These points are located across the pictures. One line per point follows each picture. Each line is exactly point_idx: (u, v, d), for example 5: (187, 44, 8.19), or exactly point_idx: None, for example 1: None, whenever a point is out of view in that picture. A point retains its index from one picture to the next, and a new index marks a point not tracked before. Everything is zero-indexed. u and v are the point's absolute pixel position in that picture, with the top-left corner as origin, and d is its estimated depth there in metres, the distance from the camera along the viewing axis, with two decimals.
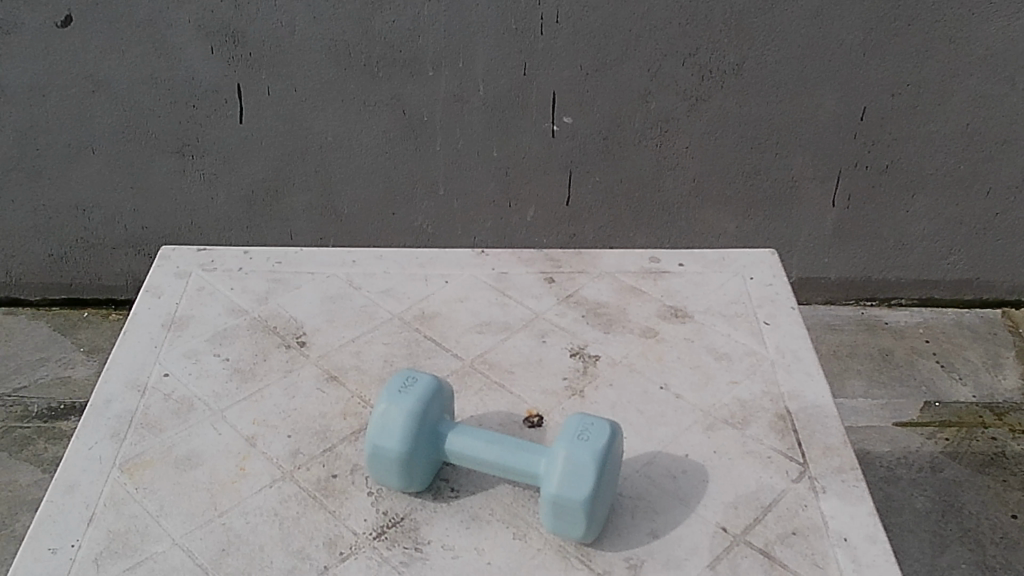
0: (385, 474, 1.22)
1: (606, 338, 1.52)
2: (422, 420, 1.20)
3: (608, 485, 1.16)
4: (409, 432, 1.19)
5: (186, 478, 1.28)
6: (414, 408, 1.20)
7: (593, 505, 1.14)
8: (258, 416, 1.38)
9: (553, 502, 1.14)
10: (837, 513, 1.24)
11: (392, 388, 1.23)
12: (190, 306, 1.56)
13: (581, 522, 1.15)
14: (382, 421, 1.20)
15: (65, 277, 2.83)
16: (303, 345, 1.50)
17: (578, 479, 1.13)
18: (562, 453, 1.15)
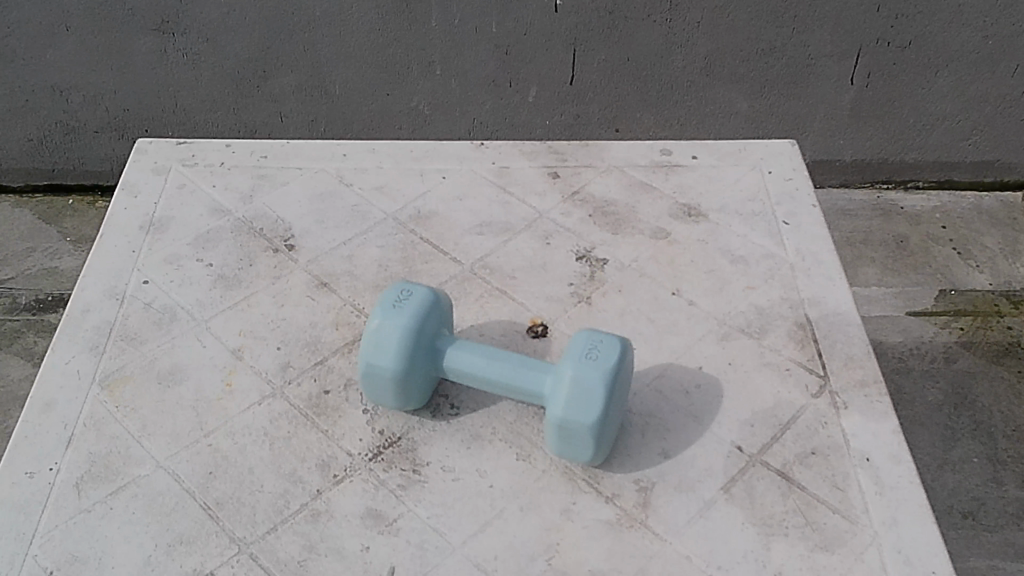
0: (380, 393, 1.14)
1: (614, 240, 1.42)
2: (418, 337, 1.12)
3: (618, 406, 1.09)
4: (405, 351, 1.11)
5: (170, 395, 1.21)
6: (410, 324, 1.11)
7: (602, 428, 1.07)
8: (245, 327, 1.29)
9: (559, 425, 1.07)
10: (859, 431, 1.17)
11: (385, 302, 1.14)
12: (169, 206, 1.46)
13: (589, 446, 1.08)
14: (375, 339, 1.12)
15: (47, 162, 2.71)
16: (291, 248, 1.40)
17: (586, 403, 1.06)
18: (569, 373, 1.07)
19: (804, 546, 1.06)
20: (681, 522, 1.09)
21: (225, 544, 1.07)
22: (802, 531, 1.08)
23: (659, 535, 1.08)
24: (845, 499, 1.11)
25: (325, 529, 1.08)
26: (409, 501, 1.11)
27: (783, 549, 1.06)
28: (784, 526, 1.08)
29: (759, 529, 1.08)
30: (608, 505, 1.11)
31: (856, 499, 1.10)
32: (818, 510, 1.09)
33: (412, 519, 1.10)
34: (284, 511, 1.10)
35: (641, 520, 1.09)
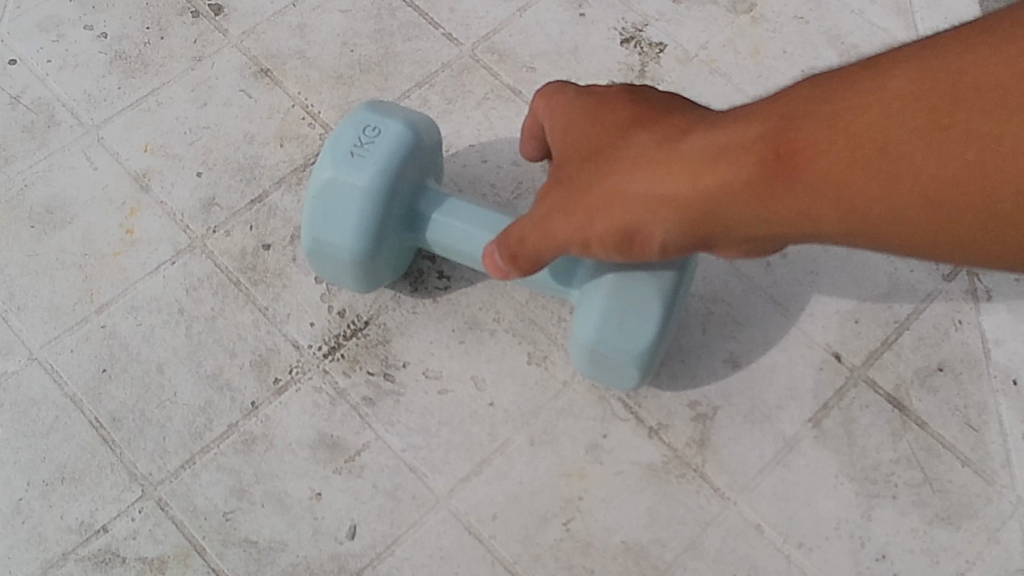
0: (333, 270, 0.79)
1: (677, 11, 0.99)
2: (388, 201, 0.74)
3: (676, 318, 0.74)
4: (368, 224, 0.74)
5: (47, 247, 0.87)
6: (375, 186, 0.73)
7: (652, 356, 0.73)
8: (152, 139, 0.92)
9: (591, 349, 0.73)
10: (1007, 337, 0.84)
11: (337, 140, 0.74)
12: None
13: (632, 376, 0.74)
14: (324, 205, 0.74)
15: None
16: (217, 9, 0.98)
17: (635, 327, 0.71)
18: (608, 277, 0.71)
19: (919, 515, 0.77)
20: (751, 472, 0.79)
21: (123, 484, 0.78)
22: (918, 494, 0.78)
23: (719, 492, 0.78)
24: (978, 445, 0.80)
25: (261, 465, 0.79)
26: (378, 425, 0.81)
27: (889, 520, 0.77)
28: (892, 483, 0.78)
29: (857, 486, 0.78)
30: (652, 440, 0.80)
31: (994, 446, 0.79)
32: (940, 461, 0.79)
33: (381, 453, 0.80)
34: (205, 434, 0.80)
35: (696, 466, 0.79)
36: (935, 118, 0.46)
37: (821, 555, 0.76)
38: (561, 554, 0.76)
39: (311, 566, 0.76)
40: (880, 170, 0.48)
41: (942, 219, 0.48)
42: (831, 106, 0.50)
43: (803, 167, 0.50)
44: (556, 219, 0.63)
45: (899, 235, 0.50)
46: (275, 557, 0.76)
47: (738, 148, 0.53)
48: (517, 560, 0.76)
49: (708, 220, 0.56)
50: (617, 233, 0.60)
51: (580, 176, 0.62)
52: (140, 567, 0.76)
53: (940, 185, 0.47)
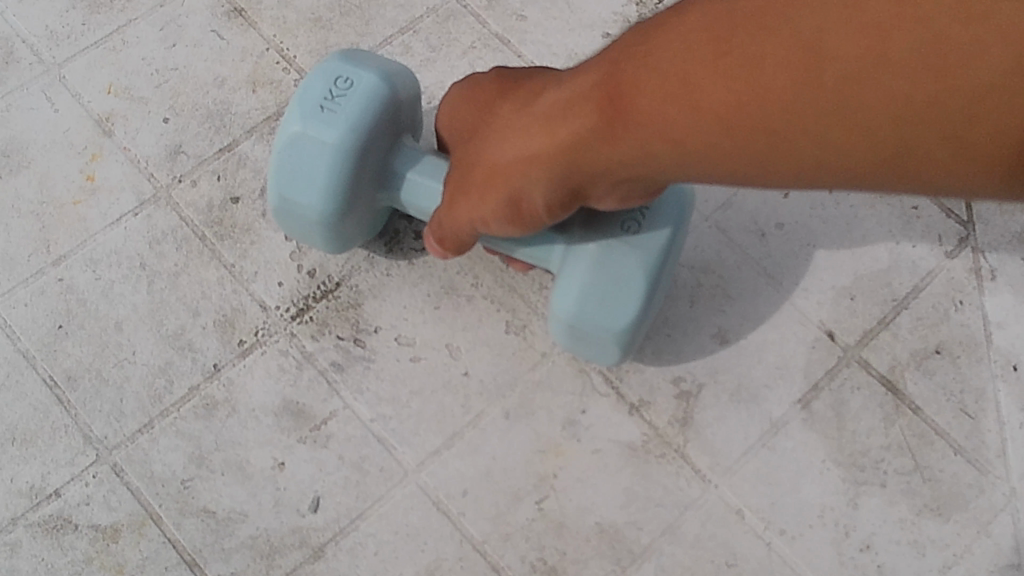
0: (300, 232, 0.74)
1: None
2: (361, 158, 0.69)
3: (662, 291, 0.69)
4: (339, 183, 0.69)
5: (3, 194, 0.82)
6: (345, 143, 0.67)
7: (636, 331, 0.68)
8: (116, 79, 0.87)
9: (570, 323, 0.68)
10: (1010, 320, 0.79)
11: (307, 92, 0.69)
12: None
13: (614, 352, 0.69)
14: (291, 163, 0.69)
15: None
16: None
17: (617, 298, 0.66)
18: (591, 245, 0.67)
19: (908, 505, 0.74)
20: (735, 454, 0.75)
21: (77, 447, 0.75)
22: (907, 482, 0.75)
23: (701, 474, 0.75)
24: (974, 433, 0.76)
25: (222, 431, 0.75)
26: (346, 392, 0.77)
27: (876, 509, 0.74)
28: (881, 470, 0.75)
29: (845, 472, 0.75)
30: (633, 417, 0.77)
31: (989, 434, 0.76)
32: (933, 448, 0.76)
33: (348, 422, 0.76)
34: (164, 397, 0.76)
35: (677, 446, 0.76)
36: (744, 35, 0.46)
37: (803, 544, 0.73)
38: (533, 534, 0.73)
39: (271, 539, 0.73)
40: (707, 94, 0.47)
41: (785, 130, 0.46)
42: (648, 41, 0.50)
43: (634, 100, 0.50)
44: (457, 201, 0.63)
45: (759, 156, 0.48)
46: (234, 528, 0.73)
47: (579, 94, 0.53)
48: (486, 539, 0.73)
49: (577, 174, 0.55)
50: (505, 204, 0.59)
51: (466, 158, 0.63)
52: (92, 535, 0.73)
53: (770, 96, 0.45)
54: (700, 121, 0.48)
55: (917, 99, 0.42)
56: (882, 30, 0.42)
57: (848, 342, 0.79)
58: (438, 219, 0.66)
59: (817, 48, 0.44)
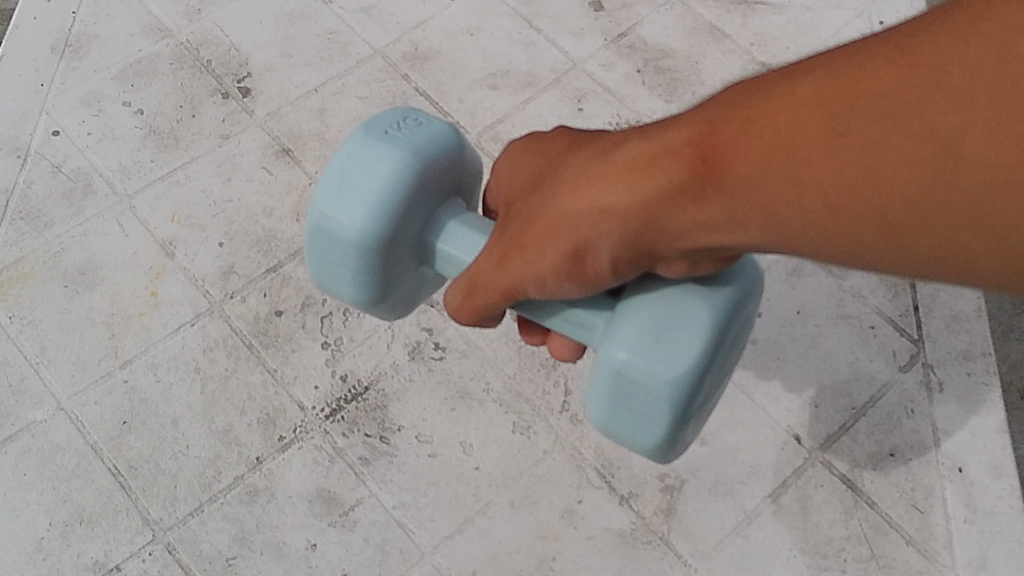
0: (326, 271, 0.57)
1: (667, 110, 1.08)
2: (414, 199, 0.54)
3: (724, 371, 0.49)
4: (389, 222, 0.53)
5: (79, 306, 0.95)
6: (414, 173, 0.53)
7: (690, 406, 0.47)
8: (180, 209, 1.00)
9: (614, 374, 0.47)
10: (955, 427, 0.90)
11: (369, 123, 0.55)
12: (92, 18, 1.12)
13: (658, 429, 0.48)
14: (337, 183, 0.53)
15: None
16: (245, 92, 1.07)
17: (673, 346, 0.46)
18: (646, 299, 0.48)
19: None
20: (712, 542, 0.86)
21: (136, 527, 0.86)
22: (864, 569, 0.85)
23: (682, 559, 0.85)
24: (923, 525, 0.86)
25: (263, 514, 0.86)
26: (372, 482, 0.88)
27: None
28: (841, 557, 0.85)
29: (810, 559, 0.85)
30: (623, 508, 0.87)
31: (937, 527, 0.86)
32: (887, 538, 0.86)
33: (374, 509, 0.87)
34: (213, 484, 0.87)
35: (661, 534, 0.86)
36: (865, 117, 0.35)
37: None
38: None
39: None
40: (808, 165, 0.36)
41: (899, 221, 0.35)
42: (749, 102, 0.39)
43: (717, 168, 0.39)
44: (497, 259, 0.50)
45: (858, 242, 0.37)
46: None
47: (653, 149, 0.42)
48: None
49: (641, 242, 0.44)
50: (550, 275, 0.47)
51: (515, 206, 0.51)
52: None
53: (875, 173, 0.35)
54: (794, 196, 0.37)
55: None
56: None
57: (812, 445, 0.90)
58: (472, 277, 0.51)
59: (948, 142, 0.33)
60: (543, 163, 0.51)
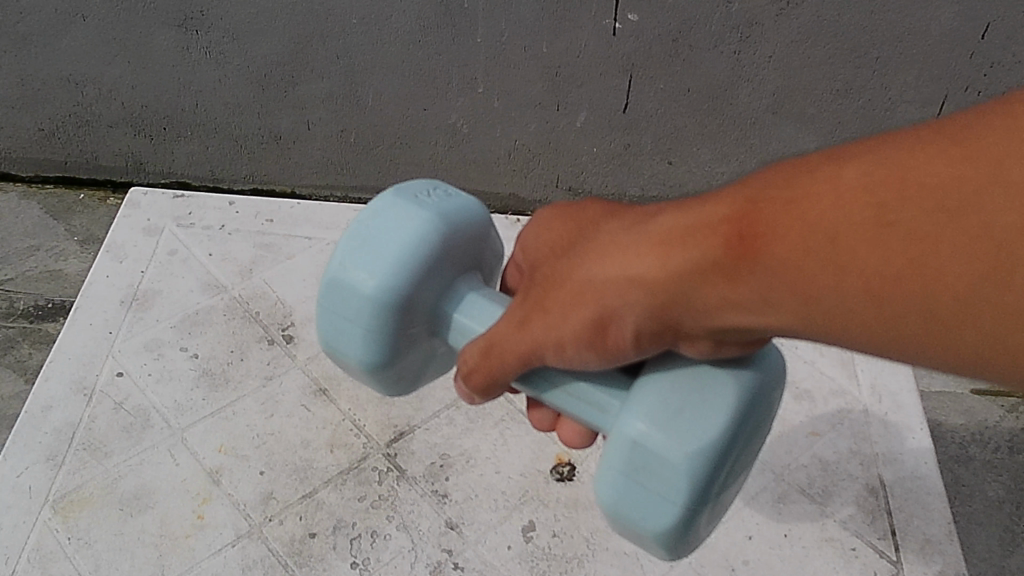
0: (345, 322, 0.70)
1: None
2: (438, 253, 0.68)
3: (738, 464, 0.57)
4: (416, 266, 0.67)
5: (131, 528, 1.04)
6: (438, 229, 0.68)
7: (705, 485, 0.55)
8: (227, 441, 1.12)
9: (631, 442, 0.57)
10: None
11: (404, 187, 0.71)
12: (156, 278, 1.28)
13: (672, 507, 0.55)
14: (375, 230, 0.68)
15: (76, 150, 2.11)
16: (289, 340, 1.23)
17: (690, 425, 0.55)
18: (664, 381, 0.57)
19: None
20: None
21: None
22: None
23: None
24: None
25: None
26: None
27: None
28: None
29: None
30: None
31: None
32: None
33: None
34: None
35: None
36: (910, 210, 0.44)
37: None
38: None
39: None
40: (848, 249, 0.45)
41: (908, 302, 0.44)
42: (798, 195, 0.47)
43: (765, 246, 0.46)
44: (529, 322, 0.58)
45: (855, 318, 0.46)
46: None
47: (696, 225, 0.49)
48: None
49: (672, 317, 0.52)
50: (578, 339, 0.55)
51: (545, 274, 0.58)
52: None
53: (911, 255, 0.44)
54: (828, 274, 0.45)
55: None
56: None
57: None
58: (498, 336, 0.61)
59: (995, 244, 0.42)
60: (574, 240, 0.59)
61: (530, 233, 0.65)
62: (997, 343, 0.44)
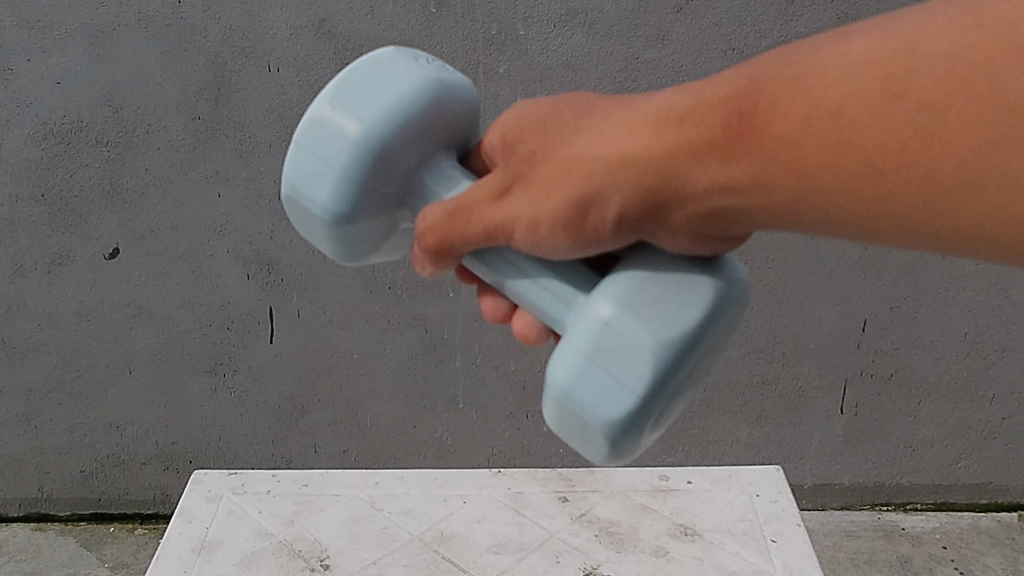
0: (338, 145, 0.97)
1: (618, 558, 1.58)
2: (429, 102, 0.98)
3: (679, 384, 0.89)
4: (410, 107, 0.97)
5: None
6: (428, 75, 0.99)
7: (653, 383, 0.87)
8: None
9: (607, 326, 0.90)
10: None
11: (404, 53, 1.03)
12: (219, 531, 1.64)
13: (631, 395, 0.88)
14: (382, 74, 0.98)
15: (109, 494, 2.80)
16: (326, 566, 1.56)
17: (656, 325, 0.88)
18: (638, 289, 0.90)
19: None
20: None
21: None
22: None
23: None
24: None
25: None
26: None
27: None
28: None
29: None
30: None
31: None
32: None
33: None
34: None
35: None
36: (900, 86, 0.70)
37: None
38: None
39: None
40: (841, 110, 0.72)
41: (873, 152, 0.71)
42: (802, 74, 0.74)
43: (769, 112, 0.73)
44: (513, 194, 0.89)
45: (829, 160, 0.72)
46: None
47: (706, 108, 0.76)
48: None
49: (665, 198, 0.80)
50: (578, 210, 0.83)
51: (543, 150, 0.86)
52: None
53: (888, 122, 0.70)
54: (821, 133, 0.72)
55: (938, 185, 0.70)
56: (967, 150, 0.68)
57: None
58: (473, 203, 0.93)
59: (950, 125, 0.68)
60: (572, 123, 0.86)
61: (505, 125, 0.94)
62: (927, 194, 0.71)
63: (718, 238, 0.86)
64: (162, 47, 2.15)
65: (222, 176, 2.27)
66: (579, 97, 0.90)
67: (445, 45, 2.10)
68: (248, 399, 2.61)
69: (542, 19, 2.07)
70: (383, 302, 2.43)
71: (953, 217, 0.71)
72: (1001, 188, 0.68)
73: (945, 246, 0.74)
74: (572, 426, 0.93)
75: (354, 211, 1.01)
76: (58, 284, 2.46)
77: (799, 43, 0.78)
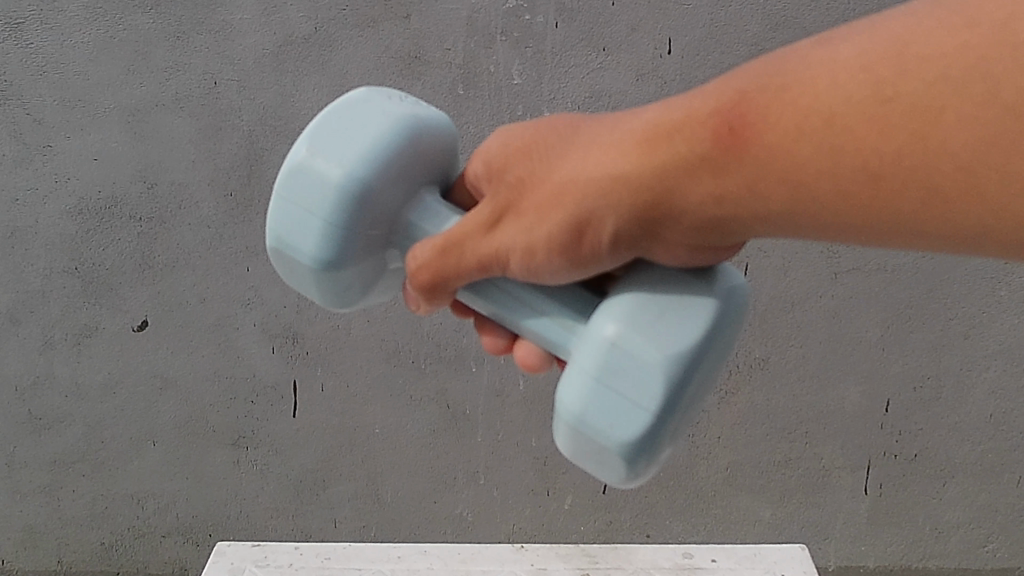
0: (321, 189, 1.02)
1: None
2: (408, 138, 1.05)
3: (688, 399, 0.93)
4: (387, 145, 1.03)
5: None
6: (405, 113, 1.06)
7: (665, 400, 0.90)
8: None
9: (613, 345, 0.93)
10: None
11: (378, 93, 1.09)
12: None
13: (644, 413, 0.91)
14: (359, 114, 1.05)
15: (129, 567, 2.79)
16: None
17: (662, 342, 0.91)
18: (641, 306, 0.95)
19: None
20: None
21: None
22: None
23: None
24: None
25: None
26: None
27: None
28: None
29: None
30: None
31: None
32: None
33: None
34: None
35: None
36: (887, 94, 0.75)
37: None
38: None
39: None
40: (829, 120, 0.76)
41: (867, 157, 0.76)
42: (787, 85, 0.79)
43: (759, 126, 0.78)
44: (507, 222, 0.95)
45: (822, 168, 0.77)
46: None
47: (696, 122, 0.81)
48: None
49: (664, 211, 0.85)
50: (577, 230, 0.89)
51: (533, 176, 0.93)
52: None
53: (878, 129, 0.75)
54: (814, 142, 0.77)
55: (936, 185, 0.75)
56: (960, 149, 0.73)
57: None
58: (465, 235, 0.99)
59: (942, 127, 0.73)
60: (567, 145, 0.92)
61: (495, 150, 0.99)
62: (925, 193, 0.75)
63: (714, 248, 0.91)
64: (196, 125, 2.20)
65: (251, 251, 2.32)
66: (567, 121, 0.96)
67: (472, 125, 2.15)
68: (268, 472, 2.62)
69: (568, 100, 2.13)
70: (405, 375, 2.44)
71: (955, 214, 0.76)
72: (1001, 182, 0.73)
73: (948, 243, 0.79)
74: (587, 449, 0.96)
75: (339, 255, 1.05)
76: (87, 355, 2.49)
77: (784, 51, 0.83)
